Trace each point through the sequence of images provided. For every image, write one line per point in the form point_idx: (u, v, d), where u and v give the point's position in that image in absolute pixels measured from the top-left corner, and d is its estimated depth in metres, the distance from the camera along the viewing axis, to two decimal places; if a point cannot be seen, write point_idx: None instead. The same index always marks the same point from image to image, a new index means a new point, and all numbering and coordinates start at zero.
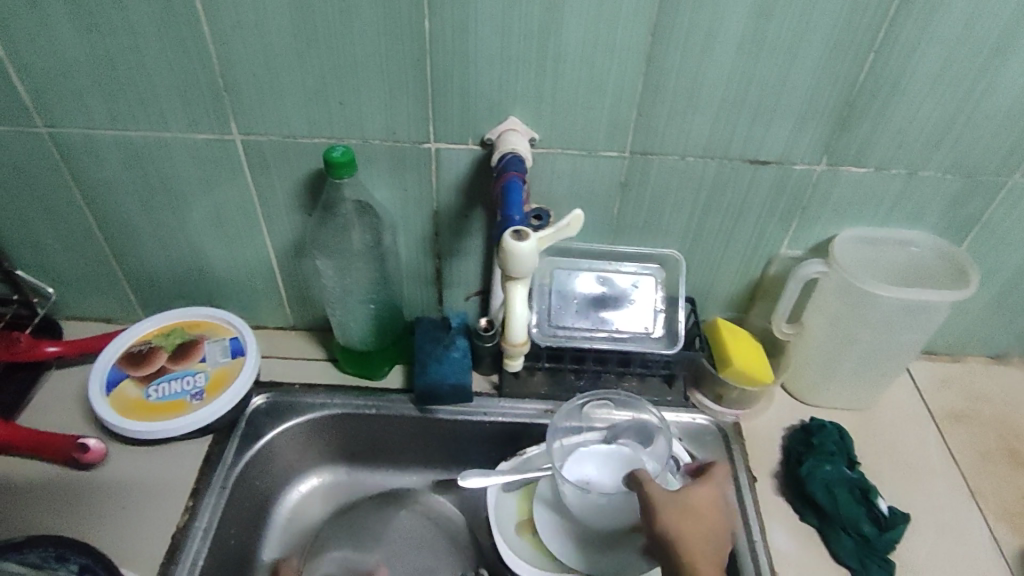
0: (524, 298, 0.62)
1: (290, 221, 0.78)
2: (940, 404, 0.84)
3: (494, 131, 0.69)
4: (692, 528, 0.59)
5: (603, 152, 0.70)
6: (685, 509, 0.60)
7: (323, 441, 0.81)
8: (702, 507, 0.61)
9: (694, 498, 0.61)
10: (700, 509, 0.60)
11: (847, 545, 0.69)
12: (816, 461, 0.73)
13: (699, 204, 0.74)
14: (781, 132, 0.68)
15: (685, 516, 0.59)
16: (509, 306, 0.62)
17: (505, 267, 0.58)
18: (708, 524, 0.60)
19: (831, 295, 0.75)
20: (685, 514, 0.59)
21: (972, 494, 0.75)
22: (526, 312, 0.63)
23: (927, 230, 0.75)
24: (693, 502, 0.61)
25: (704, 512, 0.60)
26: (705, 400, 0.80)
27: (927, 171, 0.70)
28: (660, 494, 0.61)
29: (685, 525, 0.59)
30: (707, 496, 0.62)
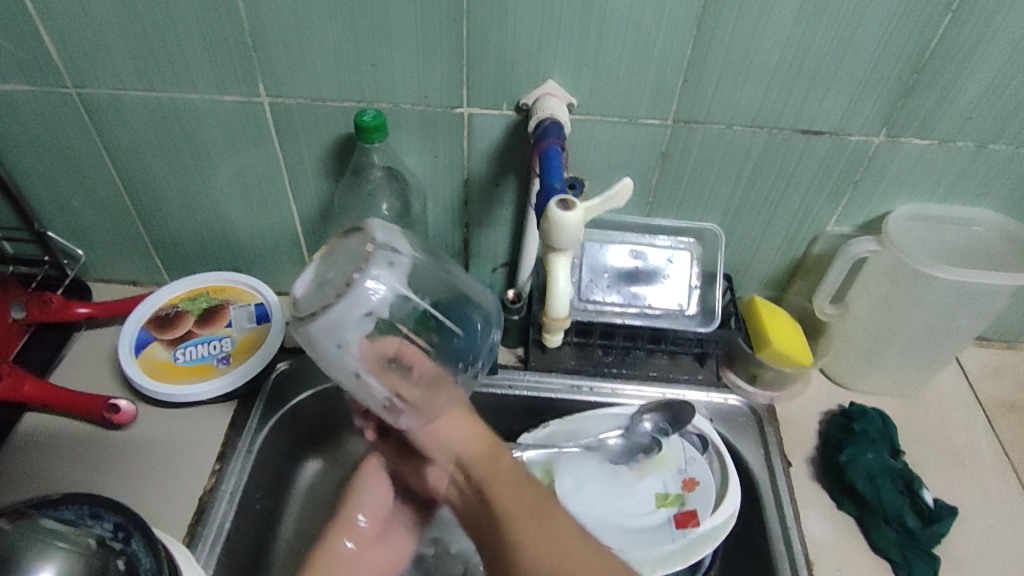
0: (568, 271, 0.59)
1: (318, 187, 0.76)
2: (991, 393, 0.79)
3: (530, 96, 0.66)
4: (468, 450, 0.60)
5: (645, 120, 0.67)
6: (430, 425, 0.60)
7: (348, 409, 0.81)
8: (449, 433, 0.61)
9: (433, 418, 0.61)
10: (429, 416, 0.61)
11: (889, 537, 0.66)
12: (858, 448, 0.70)
13: (744, 177, 0.70)
14: (839, 100, 0.63)
15: (438, 434, 0.61)
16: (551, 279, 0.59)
17: (550, 240, 0.55)
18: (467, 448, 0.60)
19: (882, 276, 0.71)
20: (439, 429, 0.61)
21: (1023, 490, 0.71)
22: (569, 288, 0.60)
23: (991, 209, 0.70)
24: (434, 421, 0.61)
25: (449, 423, 0.61)
26: (738, 380, 0.78)
27: (997, 146, 0.65)
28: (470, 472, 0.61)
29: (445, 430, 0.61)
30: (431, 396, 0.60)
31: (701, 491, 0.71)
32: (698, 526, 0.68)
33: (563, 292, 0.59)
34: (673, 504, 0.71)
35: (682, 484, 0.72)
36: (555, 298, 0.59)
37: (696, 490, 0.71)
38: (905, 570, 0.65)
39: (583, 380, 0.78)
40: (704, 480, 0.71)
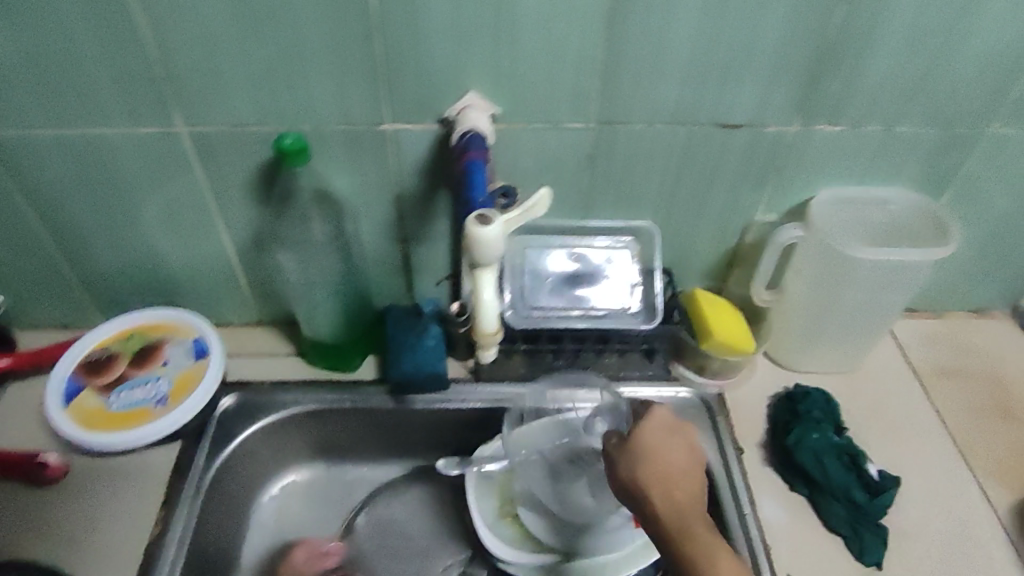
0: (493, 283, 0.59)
1: (247, 214, 0.75)
2: (925, 362, 0.82)
3: (453, 108, 0.66)
4: (655, 471, 0.55)
5: (568, 124, 0.68)
6: (645, 467, 0.56)
7: (297, 439, 0.79)
8: (656, 456, 0.56)
9: (646, 437, 0.57)
10: (662, 443, 0.57)
11: (839, 512, 0.68)
12: (804, 429, 0.71)
13: (671, 173, 0.72)
14: (752, 92, 0.65)
15: (650, 466, 0.56)
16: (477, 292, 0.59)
17: (470, 254, 0.55)
18: (683, 481, 0.55)
19: (810, 259, 0.73)
20: (664, 454, 0.56)
21: (960, 453, 0.74)
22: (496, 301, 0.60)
23: (904, 187, 0.73)
24: (653, 447, 0.57)
25: (660, 449, 0.57)
26: (687, 373, 0.78)
27: (904, 126, 0.68)
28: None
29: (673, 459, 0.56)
30: (651, 423, 0.58)
31: None
32: None
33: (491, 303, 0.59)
34: None
35: None
36: (483, 311, 0.60)
37: None
38: (857, 544, 0.67)
39: (533, 387, 0.77)
40: None
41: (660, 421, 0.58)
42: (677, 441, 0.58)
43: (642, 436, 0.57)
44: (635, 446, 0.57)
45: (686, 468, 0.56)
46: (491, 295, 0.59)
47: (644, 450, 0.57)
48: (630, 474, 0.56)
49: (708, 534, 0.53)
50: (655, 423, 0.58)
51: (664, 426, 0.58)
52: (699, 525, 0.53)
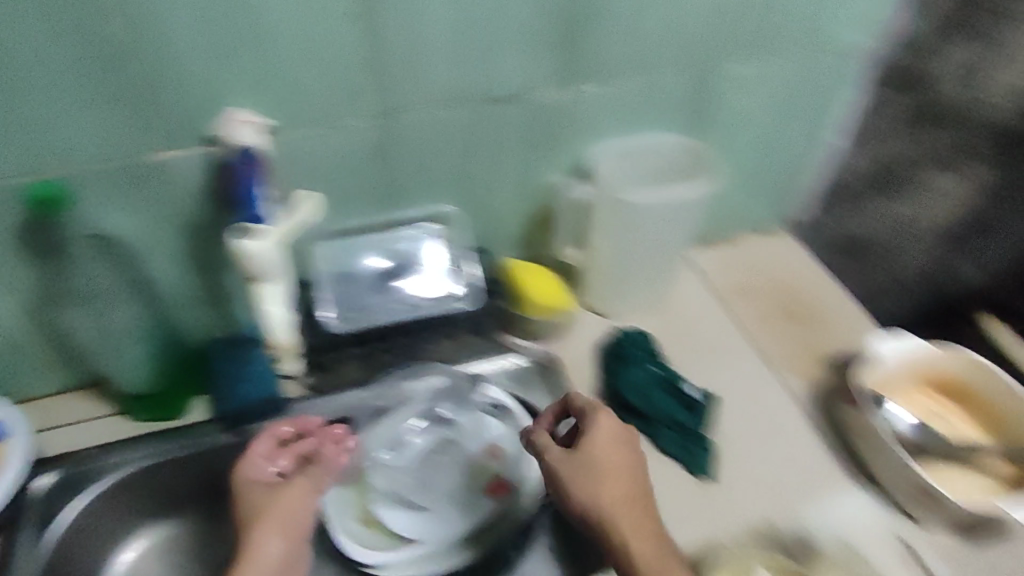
0: (278, 296, 0.67)
1: (20, 277, 0.68)
2: (725, 282, 0.92)
3: (219, 125, 0.63)
4: (601, 483, 0.62)
5: (345, 122, 0.68)
6: (591, 479, 0.62)
7: (134, 499, 0.74)
8: (611, 465, 0.63)
9: (598, 451, 0.63)
10: (610, 452, 0.63)
11: (667, 435, 0.73)
12: (627, 368, 0.77)
13: (460, 154, 0.74)
14: (514, 65, 0.69)
15: (600, 476, 0.62)
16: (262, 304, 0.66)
17: (248, 271, 0.65)
18: (619, 479, 0.62)
19: (605, 211, 0.78)
20: (594, 472, 0.62)
21: (763, 359, 0.83)
22: (284, 310, 0.68)
23: (674, 132, 0.80)
24: (604, 464, 0.63)
25: (614, 461, 0.63)
26: (518, 341, 0.82)
27: (657, 77, 0.75)
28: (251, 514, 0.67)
29: (606, 483, 0.62)
30: (602, 431, 0.64)
31: (506, 456, 0.73)
32: (508, 490, 0.71)
33: (279, 317, 0.67)
34: (486, 474, 0.73)
35: (489, 455, 0.74)
36: (271, 323, 0.67)
37: (502, 457, 0.73)
38: (689, 461, 0.72)
39: (370, 389, 0.78)
40: (506, 446, 0.74)
41: (603, 431, 0.65)
42: (623, 457, 0.64)
43: (582, 447, 0.64)
44: (579, 459, 0.63)
45: (628, 469, 0.63)
46: (278, 305, 0.67)
47: (574, 467, 0.63)
48: (569, 493, 0.62)
49: (647, 529, 0.60)
50: (600, 433, 0.64)
51: (609, 442, 0.64)
52: (635, 530, 0.60)
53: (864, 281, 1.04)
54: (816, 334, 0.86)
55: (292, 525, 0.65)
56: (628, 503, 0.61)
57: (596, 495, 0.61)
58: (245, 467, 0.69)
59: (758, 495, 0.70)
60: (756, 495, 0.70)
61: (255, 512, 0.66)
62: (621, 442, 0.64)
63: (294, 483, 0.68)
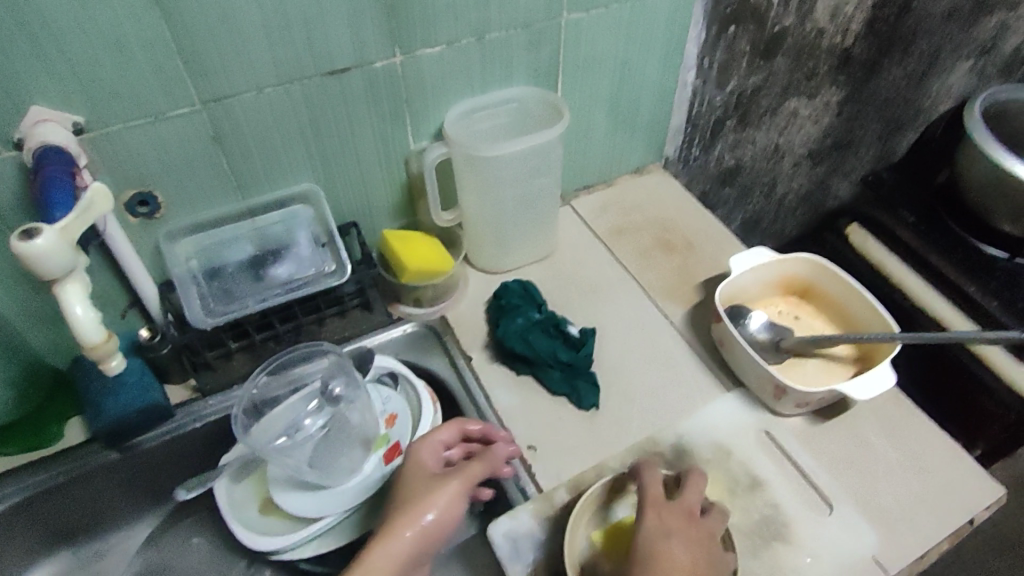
0: (83, 294, 0.59)
1: None
2: (604, 224, 0.95)
3: (22, 128, 0.59)
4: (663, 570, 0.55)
5: (170, 113, 0.64)
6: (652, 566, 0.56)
7: (20, 534, 0.71)
8: (661, 546, 0.57)
9: (662, 533, 0.58)
10: (665, 529, 0.58)
11: (555, 376, 0.76)
12: (508, 319, 0.79)
13: (306, 133, 0.72)
14: (344, 35, 0.67)
15: (662, 560, 0.56)
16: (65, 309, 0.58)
17: (35, 270, 0.55)
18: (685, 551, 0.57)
19: (467, 172, 0.79)
20: (669, 546, 0.56)
21: (640, 289, 0.87)
22: (93, 311, 0.60)
23: (522, 84, 0.82)
24: (659, 547, 0.57)
25: (672, 527, 0.58)
26: (408, 309, 0.83)
27: (494, 33, 0.75)
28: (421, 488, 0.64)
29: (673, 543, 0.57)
30: (663, 516, 0.59)
31: (401, 421, 0.75)
32: None
33: (87, 318, 0.59)
34: (382, 444, 0.73)
35: (384, 423, 0.75)
36: (79, 327, 0.59)
37: (397, 423, 0.74)
38: (575, 395, 0.75)
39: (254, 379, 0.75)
40: (400, 411, 0.75)
41: (665, 525, 0.58)
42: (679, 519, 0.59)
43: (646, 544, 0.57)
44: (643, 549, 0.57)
45: (692, 550, 0.57)
46: (85, 306, 0.59)
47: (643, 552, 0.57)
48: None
49: None
50: (660, 505, 0.60)
51: (671, 518, 0.59)
52: None
53: (743, 204, 1.19)
54: (688, 261, 0.90)
55: (433, 524, 0.61)
56: (689, 570, 0.55)
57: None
58: (421, 450, 0.66)
59: (641, 417, 0.74)
60: (639, 417, 0.75)
61: (417, 495, 0.62)
62: (691, 531, 0.59)
63: (453, 478, 0.63)
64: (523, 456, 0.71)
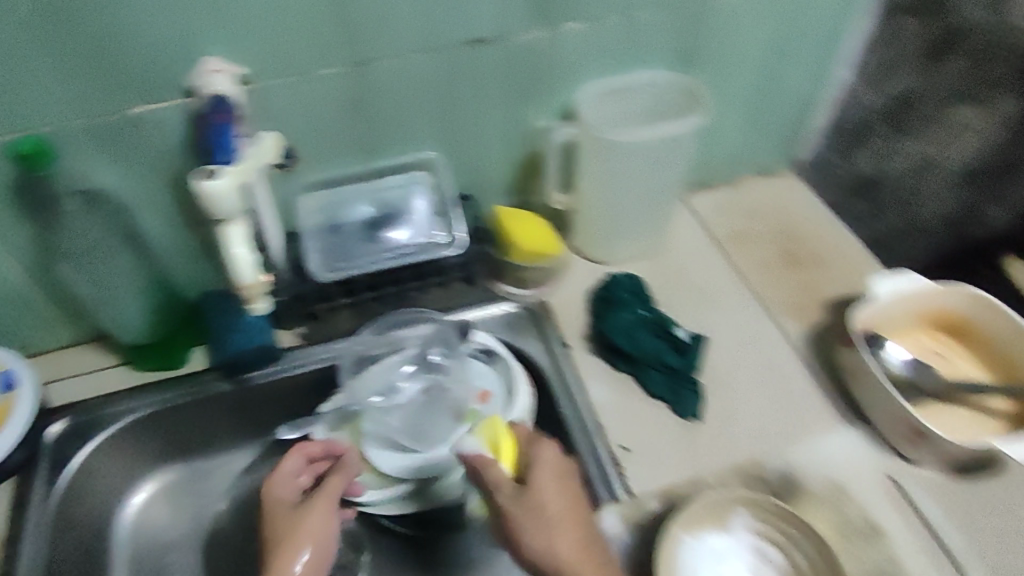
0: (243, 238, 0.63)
1: (18, 236, 0.69)
2: (722, 225, 0.88)
3: (194, 76, 0.65)
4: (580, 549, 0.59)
5: (322, 72, 0.68)
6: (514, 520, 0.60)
7: (143, 443, 0.78)
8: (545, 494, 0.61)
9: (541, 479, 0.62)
10: (555, 481, 0.62)
11: (657, 378, 0.75)
12: (615, 312, 0.77)
13: (439, 101, 0.73)
14: (487, 6, 0.68)
15: (537, 515, 0.60)
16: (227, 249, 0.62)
17: (209, 208, 0.61)
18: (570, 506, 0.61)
19: (591, 155, 0.77)
20: (540, 520, 0.60)
21: (759, 300, 0.81)
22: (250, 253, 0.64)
23: (663, 69, 0.78)
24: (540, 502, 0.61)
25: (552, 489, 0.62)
26: (510, 288, 0.83)
27: (640, 13, 0.72)
28: (283, 513, 0.66)
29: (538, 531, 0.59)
30: (543, 465, 0.63)
31: (494, 399, 0.75)
32: None
33: (242, 257, 0.62)
34: (471, 419, 0.74)
35: (477, 398, 0.76)
36: (238, 263, 0.62)
37: (490, 400, 0.75)
38: (677, 403, 0.73)
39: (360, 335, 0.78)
40: (494, 390, 0.76)
41: (547, 487, 0.62)
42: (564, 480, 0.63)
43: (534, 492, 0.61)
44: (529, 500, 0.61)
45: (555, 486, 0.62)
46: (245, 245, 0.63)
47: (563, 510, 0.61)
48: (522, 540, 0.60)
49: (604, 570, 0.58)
50: (547, 462, 0.64)
51: (548, 475, 0.63)
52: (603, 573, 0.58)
53: (866, 225, 0.91)
54: (815, 277, 0.83)
55: (312, 557, 0.64)
56: (537, 529, 0.59)
57: (526, 539, 0.59)
58: (274, 486, 0.68)
59: (743, 435, 0.72)
60: (742, 435, 0.72)
61: (285, 538, 0.64)
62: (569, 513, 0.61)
63: (310, 512, 0.66)
64: (615, 455, 0.71)
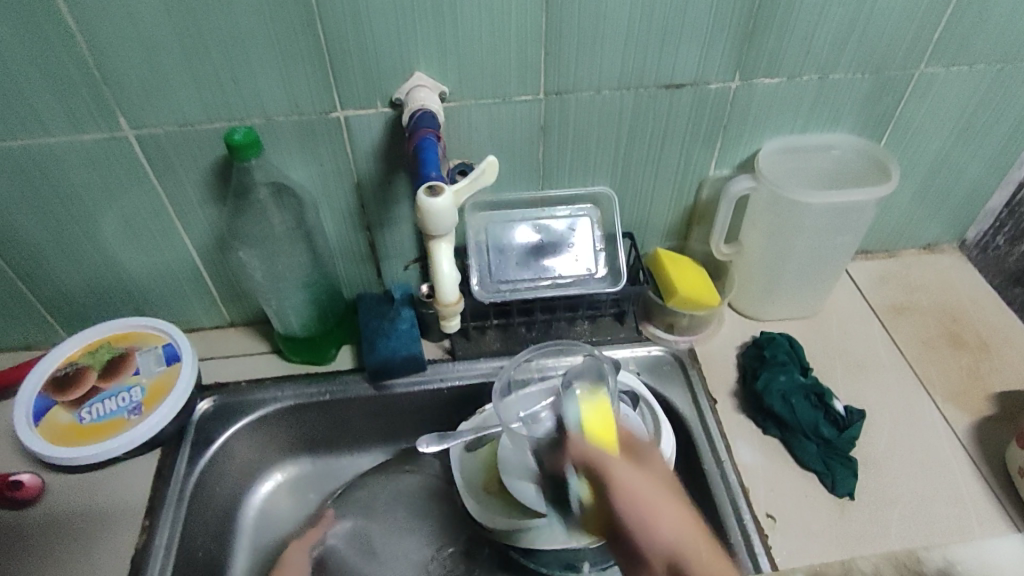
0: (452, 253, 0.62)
1: (205, 216, 0.74)
2: (881, 299, 0.87)
3: (401, 91, 0.66)
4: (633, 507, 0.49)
5: (516, 97, 0.69)
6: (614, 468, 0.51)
7: (278, 435, 0.78)
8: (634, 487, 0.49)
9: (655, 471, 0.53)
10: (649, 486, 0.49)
11: (811, 450, 0.71)
12: (771, 372, 0.74)
13: (622, 138, 0.73)
14: (692, 50, 0.67)
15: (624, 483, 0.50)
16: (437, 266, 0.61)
17: (422, 224, 0.58)
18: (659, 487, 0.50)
19: (765, 210, 0.76)
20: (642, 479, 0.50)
21: (919, 380, 0.78)
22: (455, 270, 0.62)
23: (847, 132, 0.77)
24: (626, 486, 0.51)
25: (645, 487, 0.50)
26: (657, 332, 0.81)
27: (838, 74, 0.71)
28: None
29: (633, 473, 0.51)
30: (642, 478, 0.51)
31: None
32: None
33: (448, 274, 0.62)
34: None
35: None
36: (443, 282, 0.62)
37: None
38: (829, 477, 0.69)
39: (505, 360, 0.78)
40: None
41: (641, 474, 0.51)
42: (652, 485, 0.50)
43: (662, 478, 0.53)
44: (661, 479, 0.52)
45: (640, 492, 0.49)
46: (452, 264, 0.62)
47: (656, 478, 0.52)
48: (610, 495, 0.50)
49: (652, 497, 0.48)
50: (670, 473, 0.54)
51: (639, 477, 0.50)
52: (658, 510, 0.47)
53: None
54: (980, 364, 0.79)
55: None
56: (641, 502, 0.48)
57: (657, 526, 0.46)
58: None
59: (900, 522, 0.67)
60: (903, 522, 0.67)
61: None
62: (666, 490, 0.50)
63: None
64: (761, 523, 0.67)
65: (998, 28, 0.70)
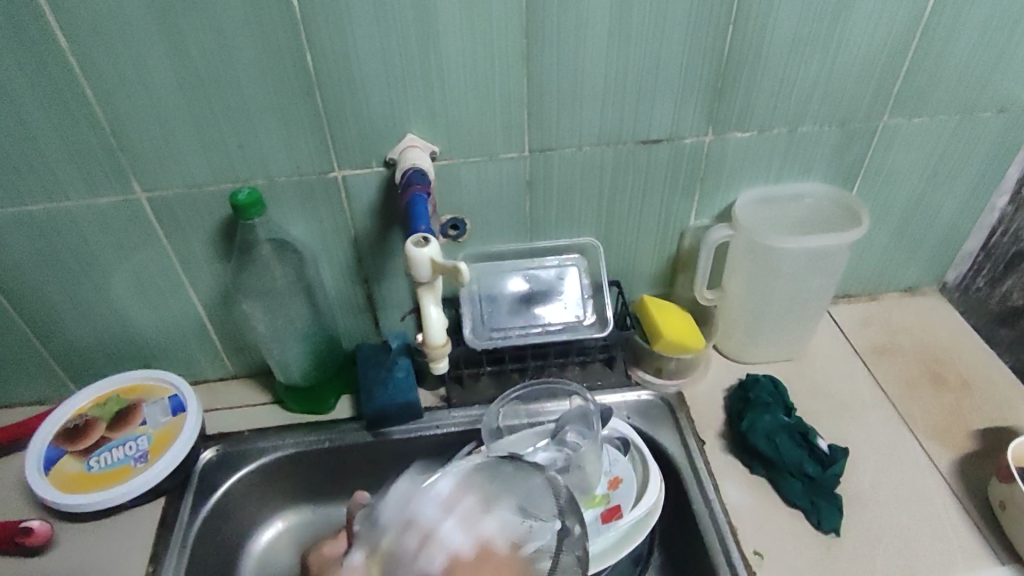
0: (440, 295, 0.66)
1: (211, 271, 0.77)
2: (865, 340, 0.89)
3: (395, 150, 0.71)
4: None
5: (503, 154, 0.73)
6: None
7: (280, 483, 0.80)
8: None
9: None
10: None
11: (796, 487, 0.72)
12: (756, 413, 0.76)
13: (605, 190, 0.78)
14: (666, 110, 0.72)
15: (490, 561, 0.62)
16: (426, 310, 0.65)
17: (410, 273, 0.63)
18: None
19: (743, 256, 0.79)
20: None
21: (903, 420, 0.80)
22: (441, 312, 0.66)
23: (819, 181, 0.81)
24: None
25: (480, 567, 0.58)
26: (647, 376, 0.84)
27: (806, 127, 0.76)
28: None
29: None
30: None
31: (625, 487, 0.73)
32: (623, 518, 0.70)
33: (436, 318, 0.65)
34: (600, 503, 0.72)
35: (607, 484, 0.74)
36: (431, 324, 0.65)
37: (620, 486, 0.73)
38: (815, 515, 0.71)
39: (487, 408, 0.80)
40: (626, 477, 0.74)
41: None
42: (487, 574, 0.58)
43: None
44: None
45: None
46: (440, 307, 0.65)
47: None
48: None
49: None
50: None
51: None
52: None
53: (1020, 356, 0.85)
54: (962, 402, 0.81)
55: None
56: None
57: None
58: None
59: (888, 557, 0.68)
60: (891, 559, 0.68)
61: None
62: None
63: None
64: (749, 561, 0.68)
65: (952, 83, 0.74)
